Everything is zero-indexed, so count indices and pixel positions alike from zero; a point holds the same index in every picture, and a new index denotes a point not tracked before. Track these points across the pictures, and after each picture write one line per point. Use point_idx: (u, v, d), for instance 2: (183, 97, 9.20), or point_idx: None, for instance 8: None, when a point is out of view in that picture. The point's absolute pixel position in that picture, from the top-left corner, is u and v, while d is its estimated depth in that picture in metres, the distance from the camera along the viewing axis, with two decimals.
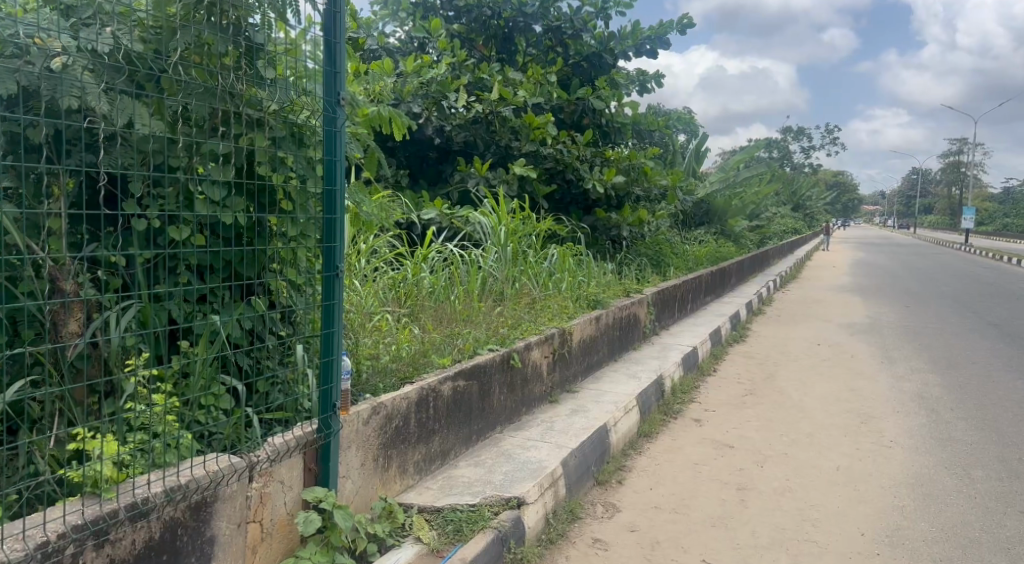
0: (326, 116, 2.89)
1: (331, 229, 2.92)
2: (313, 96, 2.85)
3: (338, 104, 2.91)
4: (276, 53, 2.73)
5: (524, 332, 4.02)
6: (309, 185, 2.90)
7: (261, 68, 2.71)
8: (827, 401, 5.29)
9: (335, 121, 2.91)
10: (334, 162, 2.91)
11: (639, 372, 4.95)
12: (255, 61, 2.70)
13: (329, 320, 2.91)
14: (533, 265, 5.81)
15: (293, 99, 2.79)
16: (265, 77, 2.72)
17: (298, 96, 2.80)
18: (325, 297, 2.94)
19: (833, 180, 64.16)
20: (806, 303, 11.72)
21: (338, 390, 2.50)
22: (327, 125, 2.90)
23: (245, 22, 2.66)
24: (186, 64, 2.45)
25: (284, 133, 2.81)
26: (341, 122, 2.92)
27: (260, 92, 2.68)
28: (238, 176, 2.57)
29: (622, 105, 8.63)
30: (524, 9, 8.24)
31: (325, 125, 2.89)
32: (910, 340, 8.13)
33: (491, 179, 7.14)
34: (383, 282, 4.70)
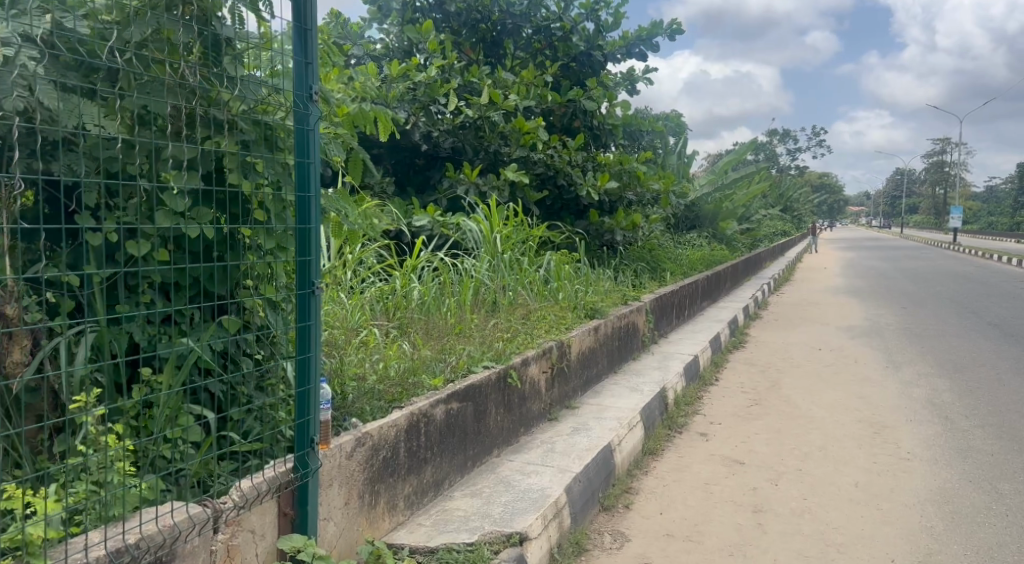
0: (297, 114, 2.61)
1: (304, 240, 2.64)
2: (284, 94, 2.58)
3: (310, 99, 2.62)
4: (246, 47, 2.47)
5: (521, 346, 3.78)
6: (284, 192, 2.62)
7: (230, 66, 2.45)
8: (836, 411, 5.07)
9: (307, 119, 2.62)
10: (305, 165, 2.60)
11: (641, 384, 4.71)
12: (222, 57, 2.44)
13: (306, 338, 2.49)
14: (527, 273, 5.57)
15: (264, 99, 2.53)
16: (233, 74, 2.47)
17: (269, 95, 2.54)
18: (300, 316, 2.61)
19: (819, 182, 64.43)
20: (802, 306, 11.54)
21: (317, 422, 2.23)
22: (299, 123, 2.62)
23: (214, 15, 2.42)
24: (141, 59, 2.20)
25: (256, 137, 2.54)
26: (313, 119, 2.63)
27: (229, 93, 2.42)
28: (204, 185, 2.32)
29: (613, 107, 8.42)
30: (513, 10, 8.08)
31: (296, 123, 2.60)
32: (913, 343, 7.93)
33: (482, 186, 6.91)
34: (370, 295, 4.48)
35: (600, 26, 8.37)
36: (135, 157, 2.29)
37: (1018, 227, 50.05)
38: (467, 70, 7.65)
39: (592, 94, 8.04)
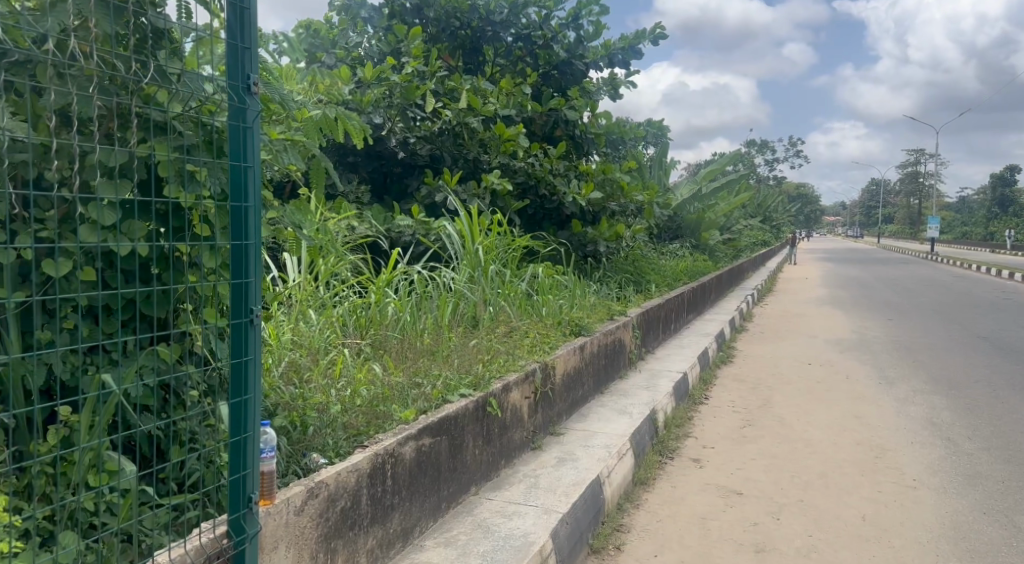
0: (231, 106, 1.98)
1: (240, 260, 1.99)
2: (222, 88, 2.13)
3: (249, 90, 1.99)
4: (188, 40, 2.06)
5: (501, 369, 3.46)
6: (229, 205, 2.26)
7: (166, 60, 2.05)
8: (833, 432, 4.80)
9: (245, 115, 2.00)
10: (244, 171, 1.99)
11: (630, 405, 4.42)
12: (157, 50, 2.05)
13: (240, 388, 1.88)
14: (510, 286, 5.25)
15: (208, 97, 2.12)
16: (171, 72, 2.05)
17: (213, 93, 2.13)
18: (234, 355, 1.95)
19: (796, 193, 64.88)
20: (787, 318, 11.33)
21: (254, 476, 1.88)
22: (233, 118, 1.99)
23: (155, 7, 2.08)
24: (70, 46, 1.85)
25: (197, 142, 2.17)
26: (252, 114, 2.00)
27: (162, 90, 2.04)
28: (143, 194, 1.97)
29: (595, 116, 8.17)
30: (492, 17, 7.81)
31: (229, 119, 1.98)
32: (905, 358, 7.72)
33: (461, 194, 6.60)
34: (340, 311, 4.18)
35: (582, 33, 8.11)
36: (56, 162, 1.93)
37: (992, 237, 50.64)
38: (446, 76, 7.36)
39: (574, 102, 7.78)
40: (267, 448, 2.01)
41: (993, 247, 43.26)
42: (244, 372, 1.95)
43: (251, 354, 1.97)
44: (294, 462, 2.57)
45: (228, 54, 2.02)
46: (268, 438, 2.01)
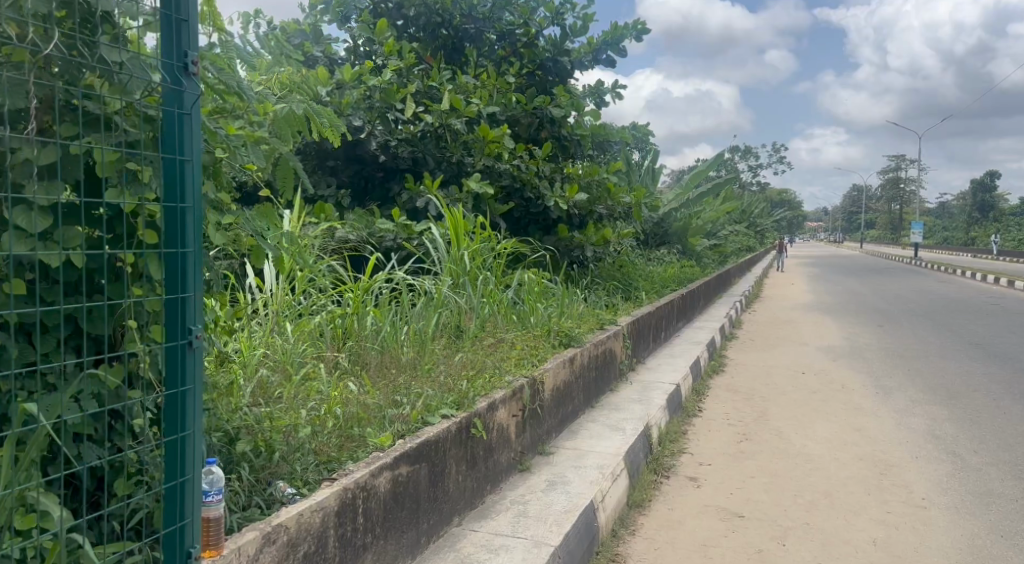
0: (166, 88, 1.78)
1: (177, 270, 1.79)
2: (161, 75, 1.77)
3: (184, 70, 1.80)
4: (134, 30, 1.78)
5: (487, 385, 3.21)
6: None
7: (106, 53, 1.73)
8: (834, 447, 4.60)
9: (183, 98, 1.80)
10: (184, 165, 1.79)
11: (623, 420, 4.18)
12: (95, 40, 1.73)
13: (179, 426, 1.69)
14: (495, 293, 5.00)
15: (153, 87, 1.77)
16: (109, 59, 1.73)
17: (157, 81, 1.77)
18: (172, 383, 1.75)
19: (780, 199, 65.18)
20: (776, 324, 11.15)
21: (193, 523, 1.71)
22: (168, 102, 1.78)
23: None
24: None
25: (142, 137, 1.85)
26: (189, 98, 1.81)
27: (97, 79, 1.75)
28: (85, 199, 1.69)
29: (581, 117, 7.96)
30: (474, 12, 7.62)
31: (166, 103, 1.77)
32: (899, 366, 7.53)
33: (444, 198, 6.34)
34: (316, 323, 3.97)
35: (566, 31, 7.90)
36: None
37: (973, 242, 50.98)
38: (428, 76, 7.13)
39: (559, 101, 7.56)
40: (212, 490, 1.82)
41: (975, 253, 43.55)
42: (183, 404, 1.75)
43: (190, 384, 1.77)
44: (258, 493, 2.39)
45: (164, 27, 1.79)
46: (213, 479, 1.82)
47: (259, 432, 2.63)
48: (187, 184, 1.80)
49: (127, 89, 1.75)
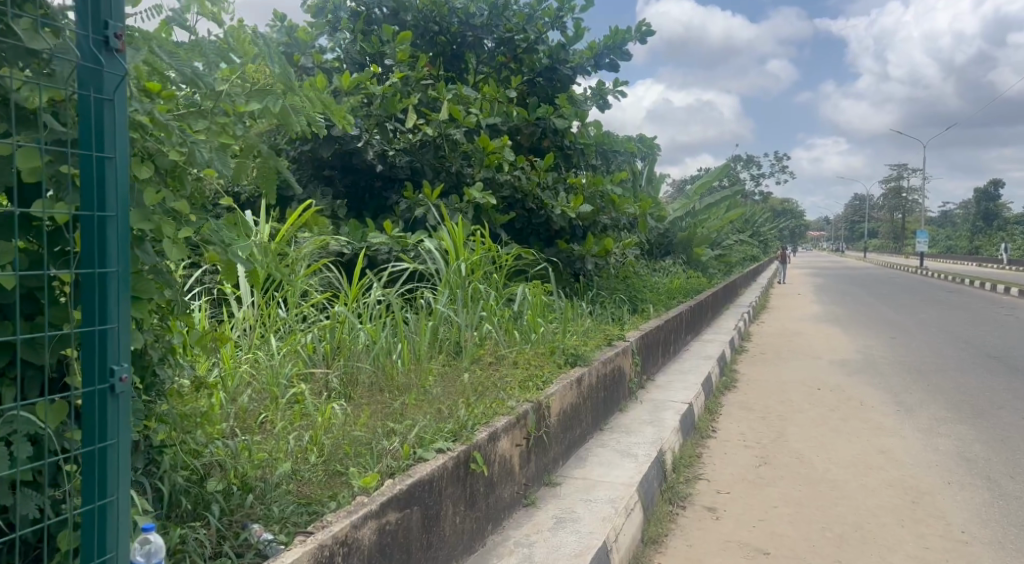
0: (82, 69, 1.44)
1: (92, 301, 1.46)
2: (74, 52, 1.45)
3: (107, 47, 1.47)
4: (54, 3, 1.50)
5: (486, 412, 2.92)
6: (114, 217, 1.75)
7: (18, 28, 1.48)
8: (860, 471, 4.31)
9: (103, 81, 1.45)
10: (107, 165, 1.46)
11: (634, 445, 3.90)
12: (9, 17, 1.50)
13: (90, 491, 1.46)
14: (497, 308, 4.71)
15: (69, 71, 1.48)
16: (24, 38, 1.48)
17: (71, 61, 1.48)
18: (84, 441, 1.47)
19: (782, 209, 64.94)
20: (786, 337, 10.85)
21: None
22: (85, 87, 1.44)
23: None
24: None
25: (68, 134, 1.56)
26: (111, 82, 1.46)
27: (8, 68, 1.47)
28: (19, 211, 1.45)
29: (584, 125, 7.70)
30: (472, 20, 7.41)
31: (80, 88, 1.44)
32: (918, 381, 7.23)
33: (442, 208, 6.07)
34: (307, 339, 3.73)
35: (566, 36, 7.64)
36: None
37: (978, 251, 50.65)
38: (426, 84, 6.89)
39: (561, 110, 7.32)
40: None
41: (980, 262, 43.30)
42: (102, 462, 1.48)
43: (114, 438, 1.49)
44: (227, 541, 2.08)
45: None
46: (151, 549, 1.57)
47: (235, 468, 2.36)
48: (110, 188, 1.48)
49: (56, 77, 1.49)
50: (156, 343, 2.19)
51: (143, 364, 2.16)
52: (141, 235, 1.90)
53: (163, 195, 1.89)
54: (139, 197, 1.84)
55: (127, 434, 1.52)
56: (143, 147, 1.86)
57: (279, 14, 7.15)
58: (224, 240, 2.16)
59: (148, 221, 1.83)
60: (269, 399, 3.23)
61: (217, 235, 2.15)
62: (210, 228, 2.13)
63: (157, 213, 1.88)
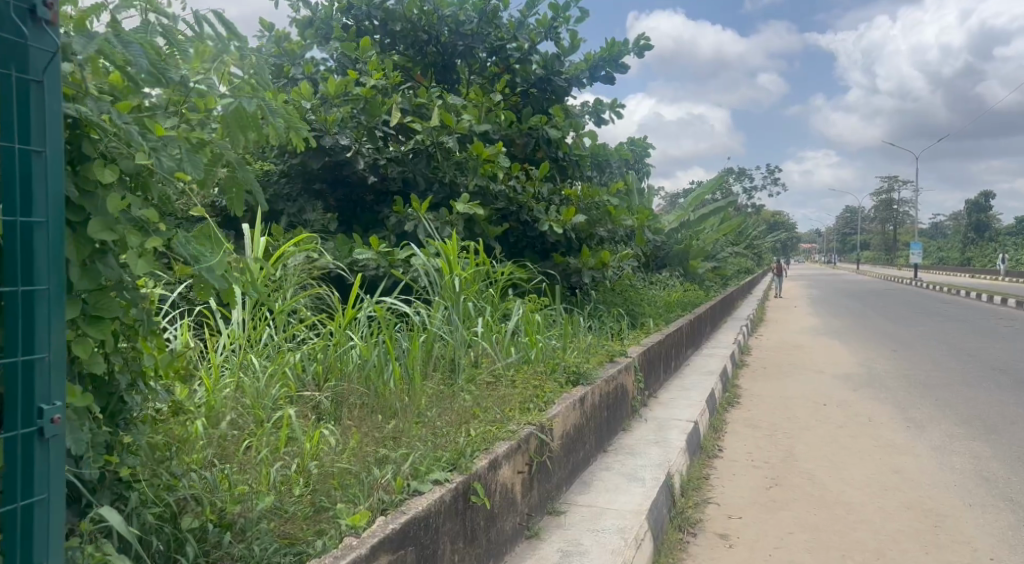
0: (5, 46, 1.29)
1: (15, 331, 1.29)
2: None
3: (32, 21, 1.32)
4: None
5: (485, 437, 2.73)
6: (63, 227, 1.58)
7: None
8: (875, 493, 4.12)
9: (28, 57, 1.31)
10: (34, 159, 1.30)
11: (640, 469, 3.70)
12: None
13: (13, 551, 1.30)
14: (494, 324, 4.52)
15: None
16: None
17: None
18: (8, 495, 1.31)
19: (774, 221, 65.02)
20: (785, 350, 10.67)
21: None
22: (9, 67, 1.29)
23: None
24: None
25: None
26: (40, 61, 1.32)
27: None
28: None
29: (579, 137, 7.55)
30: (462, 28, 7.21)
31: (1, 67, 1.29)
32: (925, 396, 7.05)
33: (435, 221, 5.88)
34: (297, 357, 3.55)
35: (561, 45, 7.50)
36: None
37: (969, 262, 50.77)
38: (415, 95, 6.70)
39: (555, 121, 7.16)
40: None
41: (972, 273, 43.38)
42: (28, 519, 1.32)
43: (43, 494, 1.33)
44: None
45: None
46: None
47: (212, 502, 2.15)
48: (39, 190, 1.31)
49: None
50: (126, 369, 1.99)
51: (109, 391, 1.97)
52: (104, 248, 1.70)
53: (128, 203, 1.67)
54: (102, 204, 1.64)
55: (58, 487, 1.36)
56: (106, 149, 1.67)
57: (267, 22, 6.98)
58: (193, 252, 1.92)
59: (109, 230, 1.62)
60: (254, 424, 3.03)
61: (186, 247, 1.92)
62: (179, 240, 1.89)
63: (122, 223, 1.68)
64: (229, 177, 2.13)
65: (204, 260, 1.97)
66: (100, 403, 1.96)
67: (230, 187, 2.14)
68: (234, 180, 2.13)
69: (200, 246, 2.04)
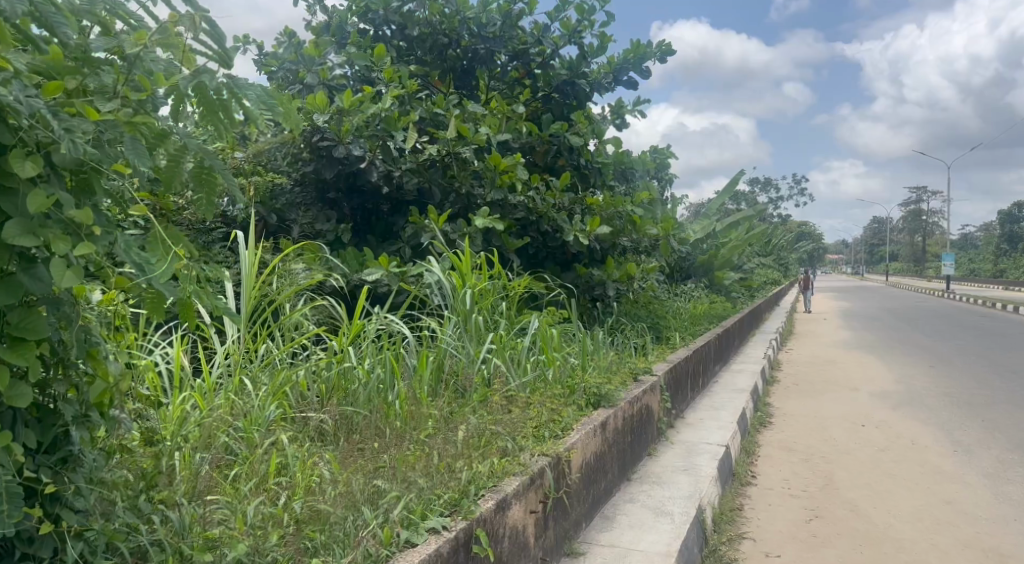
0: None
1: None
2: None
3: None
4: None
5: (493, 476, 2.43)
6: None
7: None
8: (927, 528, 3.76)
9: None
10: None
11: (668, 501, 3.37)
12: None
13: None
14: (507, 339, 4.20)
15: None
16: None
17: None
18: None
19: (800, 232, 64.04)
20: (817, 366, 10.23)
21: None
22: None
23: None
24: None
25: None
26: None
27: None
28: None
29: (601, 143, 7.24)
30: (484, 31, 6.87)
31: None
32: (971, 416, 6.63)
33: (451, 232, 5.60)
34: (300, 375, 3.29)
35: (584, 48, 7.20)
36: None
37: (1002, 273, 49.62)
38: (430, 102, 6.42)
39: (577, 128, 6.86)
40: None
41: (1005, 286, 42.39)
42: None
43: None
44: None
45: None
46: None
47: (178, 550, 1.88)
48: None
49: None
50: (75, 398, 1.74)
51: (53, 424, 1.72)
52: (34, 258, 1.51)
53: (54, 201, 1.46)
54: (23, 202, 1.45)
55: None
56: (31, 138, 1.48)
57: (289, 29, 6.73)
58: (142, 259, 1.69)
59: (32, 235, 1.44)
60: (247, 450, 2.75)
61: (130, 254, 1.67)
62: (122, 244, 1.66)
63: (48, 226, 1.48)
64: (198, 169, 1.88)
65: (152, 266, 1.73)
66: (40, 439, 1.70)
67: (201, 182, 1.89)
68: (205, 173, 1.88)
69: (150, 253, 1.76)
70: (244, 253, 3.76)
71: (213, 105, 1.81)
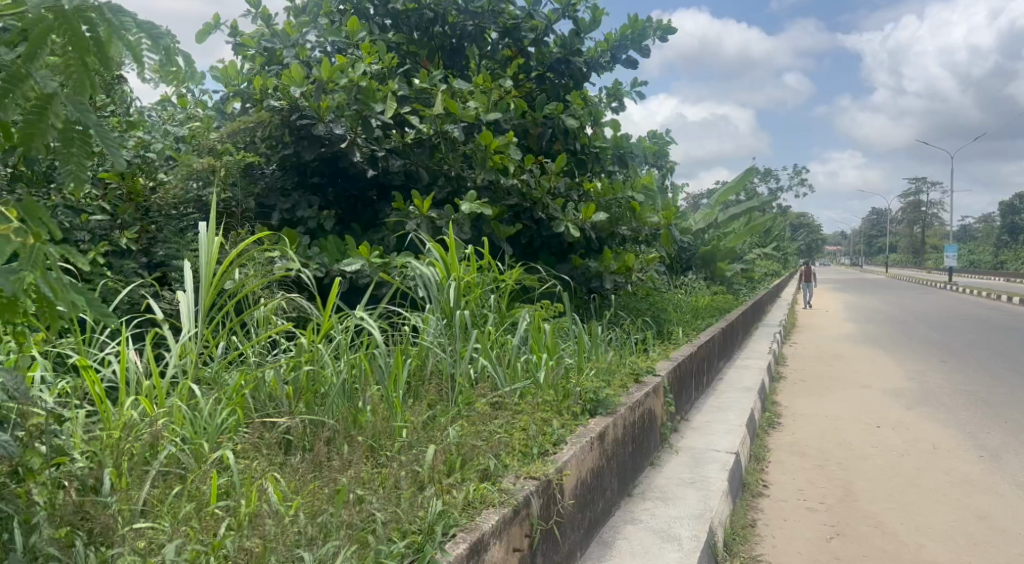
0: None
1: None
2: None
3: None
4: None
5: (467, 510, 2.04)
6: None
7: None
8: (964, 549, 3.36)
9: None
10: None
11: (676, 523, 2.96)
12: None
13: None
14: (495, 338, 3.78)
15: None
16: None
17: None
18: None
19: (800, 223, 63.53)
20: (824, 361, 9.83)
21: None
22: None
23: None
24: None
25: None
26: None
27: None
28: None
29: (598, 127, 6.83)
30: (472, 5, 6.43)
31: None
32: (992, 417, 6.24)
33: (438, 220, 5.17)
34: (264, 376, 2.87)
35: (579, 24, 6.77)
36: None
37: (1004, 265, 49.18)
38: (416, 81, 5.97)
39: (573, 109, 6.43)
40: None
41: (1006, 278, 42.09)
42: None
43: None
44: None
45: None
46: None
47: None
48: None
49: None
50: None
51: None
52: None
53: None
54: None
55: None
56: None
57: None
58: None
59: None
60: (194, 465, 2.34)
61: None
62: None
63: None
64: (68, 126, 1.60)
65: None
66: None
67: (70, 141, 1.61)
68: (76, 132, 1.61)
69: None
70: (203, 241, 3.35)
71: (86, 50, 1.54)
